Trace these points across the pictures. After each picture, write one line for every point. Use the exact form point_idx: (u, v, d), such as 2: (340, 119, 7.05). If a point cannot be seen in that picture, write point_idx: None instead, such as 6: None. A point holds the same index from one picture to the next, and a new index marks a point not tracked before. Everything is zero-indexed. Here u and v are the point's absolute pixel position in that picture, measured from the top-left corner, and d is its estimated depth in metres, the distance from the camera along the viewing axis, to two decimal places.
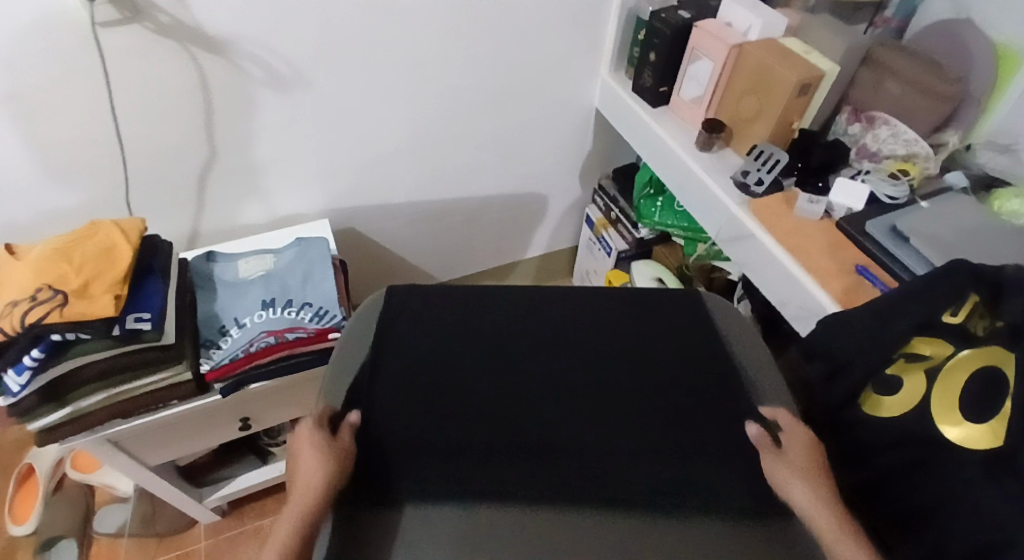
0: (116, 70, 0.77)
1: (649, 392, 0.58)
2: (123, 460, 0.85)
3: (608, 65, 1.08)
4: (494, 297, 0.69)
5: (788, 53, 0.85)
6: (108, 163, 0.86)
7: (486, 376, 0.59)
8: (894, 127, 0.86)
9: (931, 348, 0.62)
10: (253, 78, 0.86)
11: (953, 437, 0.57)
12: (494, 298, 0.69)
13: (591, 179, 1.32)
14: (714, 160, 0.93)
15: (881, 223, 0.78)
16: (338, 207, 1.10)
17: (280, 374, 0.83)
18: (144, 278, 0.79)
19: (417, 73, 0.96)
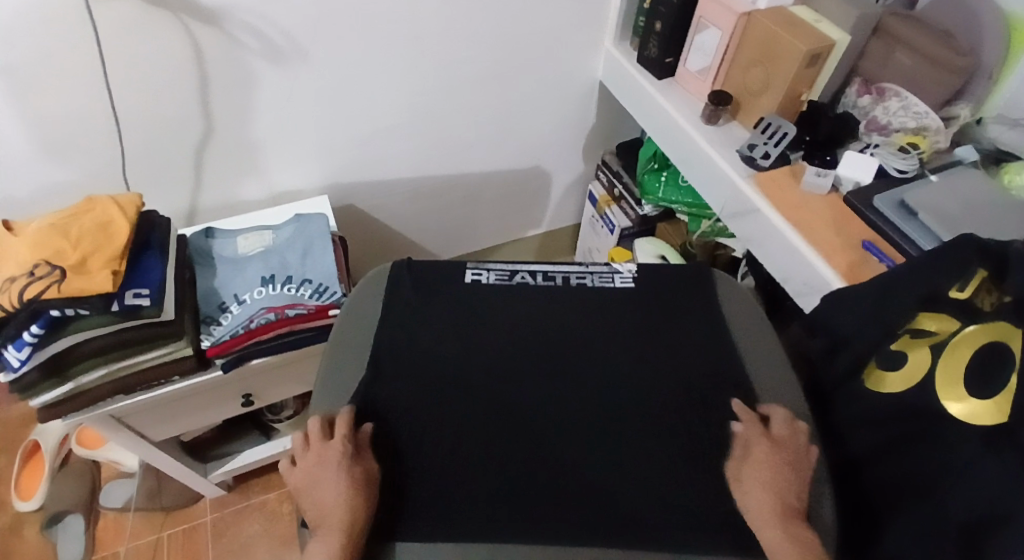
0: (110, 42, 0.75)
1: (650, 359, 0.62)
2: (128, 436, 0.86)
3: (612, 36, 1.06)
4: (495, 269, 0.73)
5: (797, 21, 0.83)
6: (104, 138, 0.85)
7: (499, 338, 0.63)
8: (906, 98, 0.84)
9: (936, 324, 0.62)
10: (249, 50, 0.84)
11: (956, 412, 0.57)
12: (493, 269, 0.73)
13: (593, 155, 1.30)
14: (720, 133, 0.91)
15: (888, 197, 0.76)
16: (337, 184, 1.09)
17: (280, 350, 0.83)
18: (142, 254, 0.78)
19: (416, 45, 0.94)
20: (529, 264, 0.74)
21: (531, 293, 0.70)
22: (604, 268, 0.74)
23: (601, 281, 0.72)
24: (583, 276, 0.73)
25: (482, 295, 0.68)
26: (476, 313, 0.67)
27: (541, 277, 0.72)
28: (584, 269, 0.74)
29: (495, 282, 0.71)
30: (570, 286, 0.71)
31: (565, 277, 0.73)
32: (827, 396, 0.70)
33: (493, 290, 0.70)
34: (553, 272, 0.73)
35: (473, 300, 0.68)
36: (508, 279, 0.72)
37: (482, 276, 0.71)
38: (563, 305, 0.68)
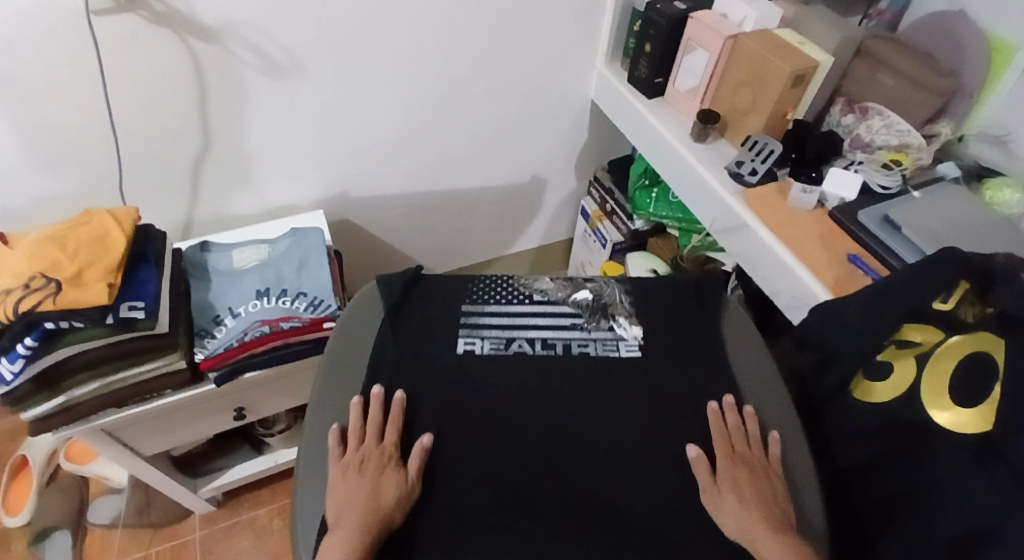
0: (110, 58, 0.76)
1: (640, 374, 0.63)
2: (118, 449, 0.85)
3: (604, 56, 1.08)
4: (492, 286, 0.73)
5: (782, 44, 0.85)
6: (103, 152, 0.86)
7: (495, 358, 0.64)
8: (887, 118, 0.86)
9: (921, 335, 0.64)
10: (249, 66, 0.85)
11: (942, 421, 0.58)
12: (489, 302, 0.70)
13: (586, 171, 1.32)
14: (709, 150, 0.93)
15: (873, 212, 0.78)
16: (333, 199, 1.10)
17: (276, 363, 0.83)
18: (138, 266, 0.79)
19: (414, 62, 0.96)
20: (527, 330, 0.68)
21: (527, 365, 0.63)
22: (608, 334, 0.68)
23: (604, 350, 0.66)
24: (585, 343, 0.67)
25: (477, 317, 0.68)
26: (470, 334, 0.67)
27: (540, 345, 0.66)
28: (586, 333, 0.68)
29: (490, 352, 0.65)
30: (571, 355, 0.65)
31: (566, 345, 0.67)
32: (817, 408, 0.71)
33: (489, 362, 0.64)
34: (554, 338, 0.67)
35: (467, 321, 0.68)
36: (505, 349, 0.65)
37: (476, 346, 0.65)
38: (559, 342, 0.67)
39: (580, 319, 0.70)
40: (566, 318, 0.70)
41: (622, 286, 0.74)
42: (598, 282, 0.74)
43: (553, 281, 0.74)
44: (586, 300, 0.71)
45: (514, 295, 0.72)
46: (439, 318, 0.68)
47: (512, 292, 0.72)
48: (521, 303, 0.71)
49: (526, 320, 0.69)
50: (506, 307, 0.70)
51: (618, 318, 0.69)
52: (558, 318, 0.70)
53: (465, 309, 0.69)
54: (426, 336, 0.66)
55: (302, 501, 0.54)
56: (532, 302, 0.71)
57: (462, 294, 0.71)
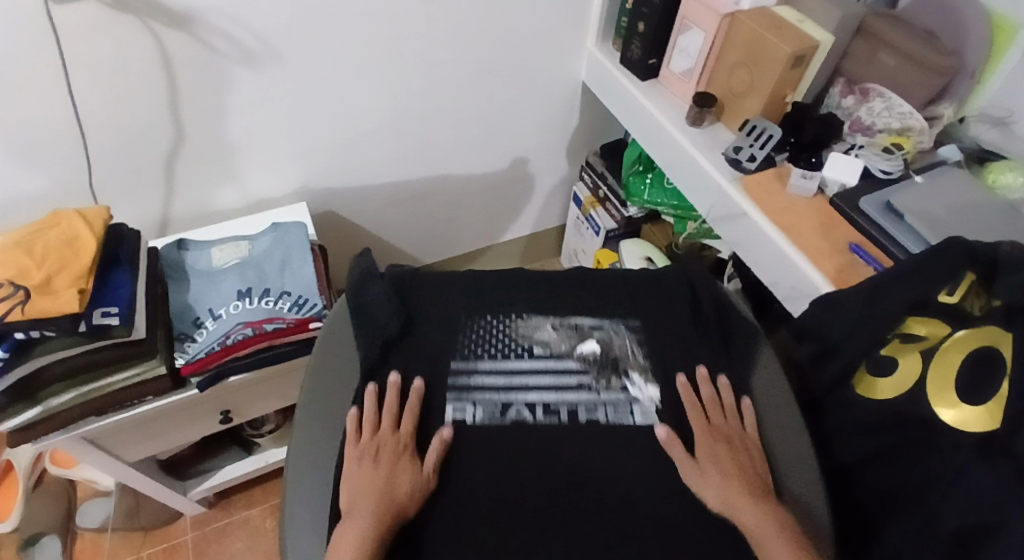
0: (72, 48, 0.71)
1: (646, 373, 0.61)
2: (100, 457, 0.83)
3: (595, 37, 1.04)
4: (486, 277, 0.68)
5: (781, 23, 0.82)
6: (70, 148, 0.81)
7: (490, 361, 0.61)
8: (889, 99, 0.83)
9: (924, 328, 0.62)
10: (222, 54, 0.81)
11: (947, 419, 0.56)
12: (480, 336, 0.63)
13: (577, 156, 1.28)
14: (705, 135, 0.90)
15: (874, 199, 0.76)
16: (317, 190, 1.06)
17: (259, 367, 0.80)
18: (111, 270, 0.75)
19: (396, 45, 0.91)
20: (526, 393, 0.59)
21: (526, 441, 0.54)
22: (621, 397, 0.58)
23: (617, 416, 0.57)
24: (593, 409, 0.58)
25: (468, 312, 0.64)
26: (462, 332, 0.63)
27: (541, 411, 0.57)
28: (594, 395, 0.59)
29: (482, 422, 0.56)
30: (578, 425, 0.56)
31: (572, 411, 0.57)
32: (818, 404, 0.69)
33: (480, 435, 0.55)
34: (556, 403, 0.58)
35: (459, 320, 0.64)
36: (499, 417, 0.56)
37: (467, 414, 0.57)
38: (561, 397, 0.59)
39: (587, 378, 0.60)
40: (570, 377, 0.60)
41: (631, 322, 0.65)
42: (606, 329, 0.64)
43: (554, 328, 0.64)
44: (593, 354, 0.62)
45: (509, 348, 0.62)
46: (429, 356, 0.61)
47: (507, 344, 0.62)
48: (519, 357, 0.61)
49: (523, 367, 0.61)
50: (501, 364, 0.61)
51: (631, 376, 0.60)
52: (561, 377, 0.60)
53: (454, 367, 0.60)
54: (419, 333, 0.63)
55: (292, 505, 0.51)
56: (533, 356, 0.62)
57: (451, 348, 0.62)
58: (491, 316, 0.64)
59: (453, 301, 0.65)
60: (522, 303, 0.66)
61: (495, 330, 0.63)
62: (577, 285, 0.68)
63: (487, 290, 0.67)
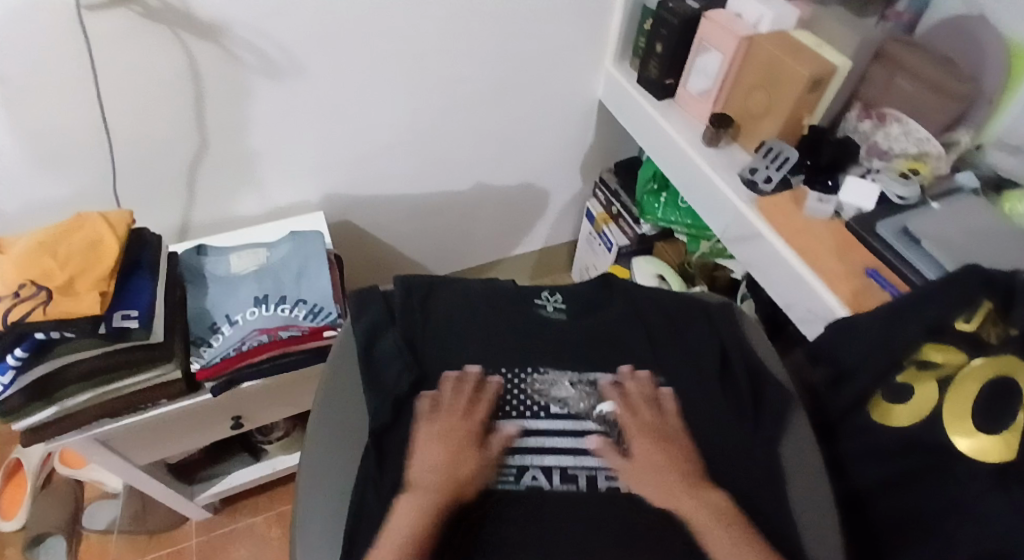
0: (103, 57, 0.73)
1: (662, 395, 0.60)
2: (111, 459, 0.83)
3: (613, 56, 1.05)
4: (500, 294, 0.70)
5: (799, 47, 0.83)
6: (96, 153, 0.83)
7: (502, 376, 0.61)
8: (907, 124, 0.83)
9: (942, 355, 0.61)
10: (247, 65, 0.83)
11: (963, 448, 0.56)
12: (495, 371, 0.61)
13: (591, 173, 1.29)
14: (721, 156, 0.90)
15: (891, 224, 0.76)
16: (334, 199, 1.08)
17: (273, 373, 0.81)
18: (131, 273, 0.76)
19: (417, 60, 0.93)
20: (543, 456, 0.56)
21: (541, 511, 0.51)
22: (645, 463, 0.55)
23: (640, 483, 0.53)
24: (614, 476, 0.54)
25: (483, 327, 0.65)
26: (476, 347, 0.63)
27: (559, 476, 0.54)
28: (615, 461, 0.56)
29: (494, 488, 0.52)
30: (598, 494, 0.52)
31: (592, 476, 0.54)
32: (833, 428, 0.69)
33: (492, 502, 0.51)
34: (575, 468, 0.55)
35: (473, 337, 0.64)
36: (513, 483, 0.53)
37: (480, 476, 0.53)
38: (578, 453, 0.56)
39: (608, 442, 0.57)
40: (591, 440, 0.57)
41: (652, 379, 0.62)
42: (629, 386, 0.61)
43: (573, 385, 0.61)
44: (614, 414, 0.58)
45: (525, 405, 0.59)
46: (444, 371, 0.61)
47: (523, 402, 0.59)
48: (534, 416, 0.58)
49: (538, 416, 0.58)
50: (515, 422, 0.58)
51: (656, 440, 0.57)
52: (581, 441, 0.57)
53: (465, 424, 0.57)
54: (433, 347, 0.63)
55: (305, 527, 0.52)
56: (550, 414, 0.58)
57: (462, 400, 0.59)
58: (505, 370, 0.62)
59: (463, 350, 0.63)
60: (539, 355, 0.63)
61: (509, 383, 0.60)
62: (595, 337, 0.66)
63: (502, 341, 0.64)
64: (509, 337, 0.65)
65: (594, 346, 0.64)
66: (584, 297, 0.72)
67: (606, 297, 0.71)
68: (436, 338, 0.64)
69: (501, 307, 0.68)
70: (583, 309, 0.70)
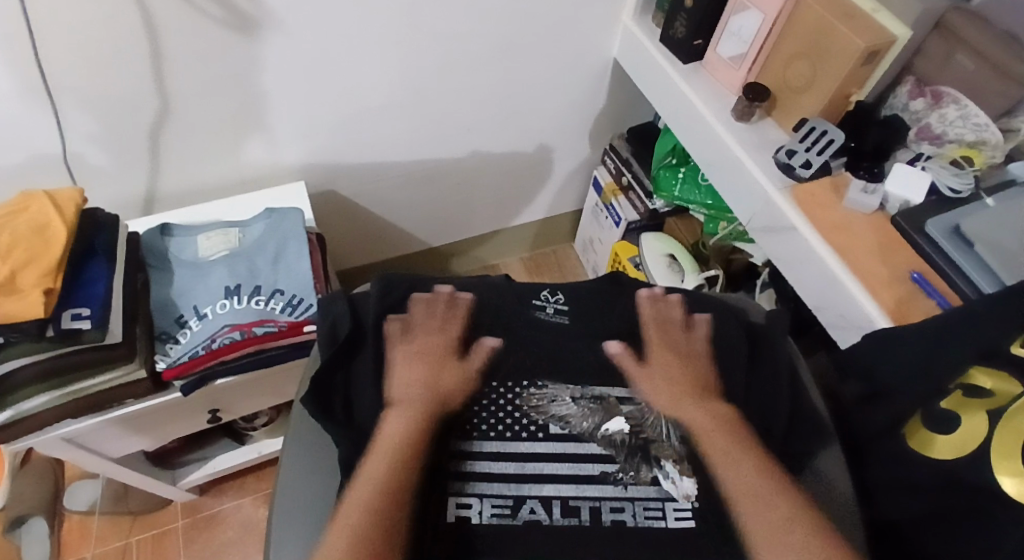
0: (34, 7, 0.61)
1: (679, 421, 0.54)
2: (82, 455, 0.78)
3: (633, 9, 0.93)
4: (492, 295, 0.63)
5: (855, 10, 0.71)
6: (40, 120, 0.72)
7: (493, 398, 0.55)
8: (965, 106, 0.73)
9: (993, 383, 0.54)
10: (210, 17, 0.71)
11: (1010, 491, 0.51)
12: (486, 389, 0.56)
13: (601, 138, 1.18)
14: (752, 133, 0.80)
15: (942, 221, 0.67)
16: (317, 170, 0.98)
17: (250, 369, 0.74)
18: (85, 262, 0.68)
19: (410, 14, 0.81)
20: (541, 485, 0.51)
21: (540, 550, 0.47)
22: (653, 491, 0.51)
23: (646, 518, 0.49)
24: (620, 508, 0.50)
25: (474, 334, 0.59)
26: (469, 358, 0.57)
27: (559, 510, 0.50)
28: (622, 490, 0.51)
29: (489, 523, 0.48)
30: (603, 530, 0.49)
31: (595, 509, 0.50)
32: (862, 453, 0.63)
33: (486, 543, 0.47)
34: (577, 499, 0.51)
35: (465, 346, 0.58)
36: (510, 517, 0.49)
37: (472, 510, 0.49)
38: (577, 479, 0.52)
39: (613, 467, 0.52)
40: (593, 465, 0.53)
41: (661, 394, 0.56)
42: (636, 404, 0.56)
43: (574, 401, 0.56)
44: (620, 436, 0.54)
45: (520, 425, 0.54)
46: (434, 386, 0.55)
47: (519, 421, 0.54)
48: (533, 438, 0.54)
49: (535, 437, 0.54)
50: (511, 446, 0.53)
51: (664, 466, 0.52)
52: (583, 465, 0.53)
53: (458, 449, 0.52)
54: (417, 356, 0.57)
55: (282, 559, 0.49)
56: (548, 435, 0.54)
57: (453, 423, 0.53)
58: (499, 384, 0.56)
59: (453, 360, 0.57)
60: (537, 367, 0.58)
61: (506, 402, 0.55)
62: (596, 345, 0.59)
63: (495, 353, 0.58)
64: (505, 345, 0.59)
65: (598, 354, 0.59)
66: (592, 299, 0.64)
67: (613, 298, 0.64)
68: (409, 349, 0.57)
69: (495, 312, 0.61)
70: (589, 312, 0.63)
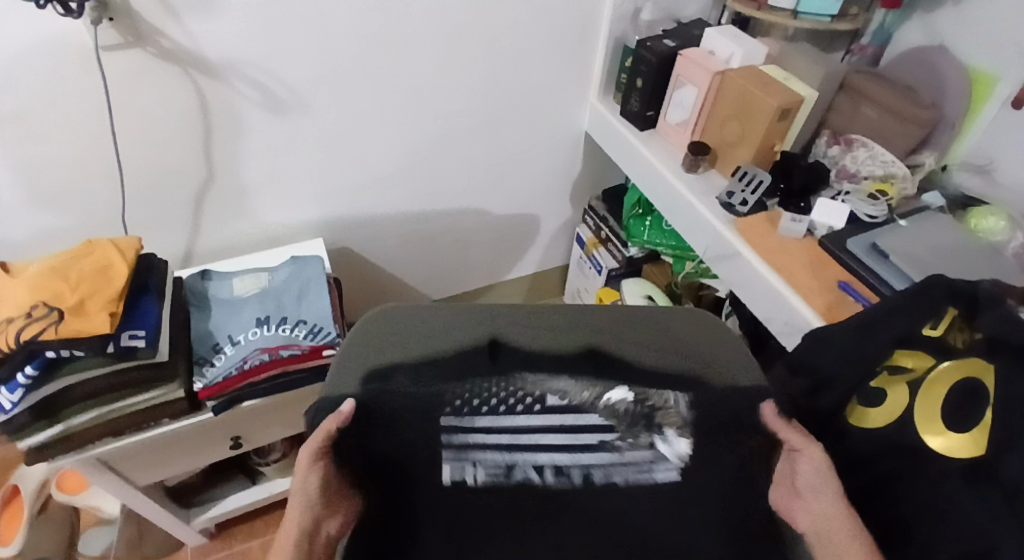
0: (115, 90, 0.78)
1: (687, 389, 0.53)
2: (112, 481, 0.85)
3: (597, 90, 1.12)
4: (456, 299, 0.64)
5: (770, 80, 0.89)
6: (105, 183, 0.87)
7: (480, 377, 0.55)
8: (872, 148, 0.89)
9: (911, 361, 0.63)
10: (250, 99, 0.88)
11: (935, 447, 0.57)
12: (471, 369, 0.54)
13: (580, 200, 1.34)
14: (700, 181, 0.96)
15: (861, 240, 0.80)
16: (332, 228, 1.12)
17: (274, 392, 0.84)
18: (139, 297, 0.79)
19: (414, 96, 0.99)
20: (534, 454, 0.54)
21: (524, 504, 0.54)
22: (646, 453, 0.53)
23: (635, 477, 0.54)
24: (608, 469, 0.54)
25: (452, 333, 0.60)
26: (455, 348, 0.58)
27: (550, 473, 0.54)
28: (615, 454, 0.54)
29: (485, 482, 0.54)
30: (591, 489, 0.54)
31: (584, 472, 0.54)
32: None
33: (483, 499, 0.54)
34: (569, 465, 0.54)
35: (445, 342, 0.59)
36: (504, 478, 0.54)
37: (468, 475, 0.53)
38: (565, 451, 0.54)
39: (610, 435, 0.53)
40: (592, 435, 0.54)
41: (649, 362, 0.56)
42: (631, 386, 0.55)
43: (570, 387, 0.53)
44: (624, 404, 0.53)
45: (516, 399, 0.53)
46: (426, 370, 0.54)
47: (507, 396, 0.52)
48: (529, 413, 0.53)
49: (527, 417, 0.53)
50: (507, 420, 0.53)
51: (666, 432, 0.52)
52: (580, 435, 0.54)
53: (449, 423, 0.52)
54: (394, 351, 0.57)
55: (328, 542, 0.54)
56: (544, 407, 0.53)
57: (444, 400, 0.52)
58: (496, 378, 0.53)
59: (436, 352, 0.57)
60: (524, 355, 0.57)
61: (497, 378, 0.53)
62: (587, 342, 0.60)
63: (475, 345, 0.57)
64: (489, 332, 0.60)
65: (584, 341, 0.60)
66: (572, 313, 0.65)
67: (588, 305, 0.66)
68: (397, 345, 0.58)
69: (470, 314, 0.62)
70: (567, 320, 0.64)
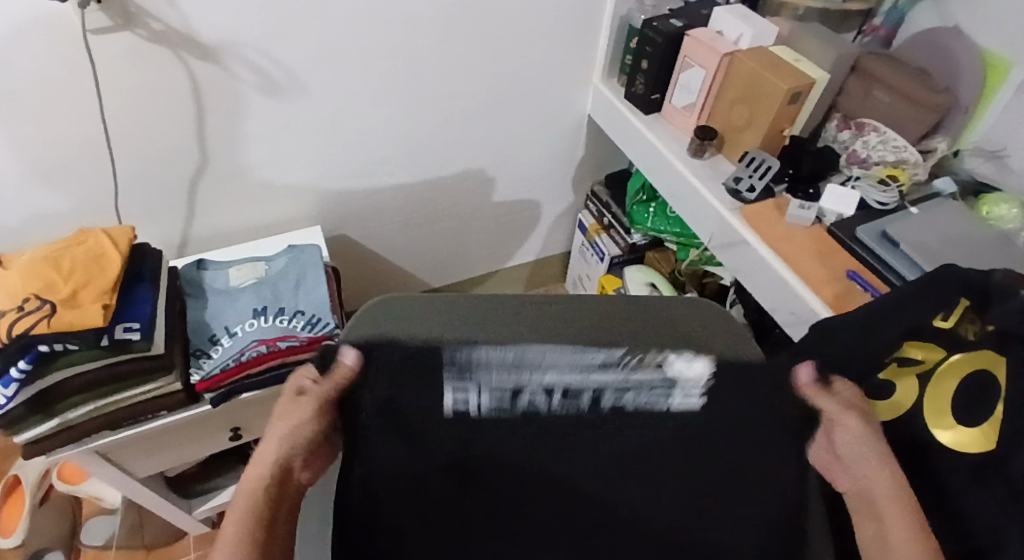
0: (104, 74, 0.75)
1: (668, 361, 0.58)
2: (111, 473, 0.84)
3: (601, 72, 1.09)
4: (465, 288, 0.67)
5: (779, 62, 0.86)
6: (97, 170, 0.85)
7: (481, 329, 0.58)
8: (884, 133, 0.86)
9: (922, 352, 0.59)
10: (245, 82, 0.85)
11: (945, 441, 0.55)
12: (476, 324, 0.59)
13: (583, 185, 1.32)
14: (706, 166, 0.93)
15: (871, 228, 0.78)
16: (331, 215, 1.10)
17: (273, 382, 0.82)
18: (133, 286, 0.78)
19: (414, 79, 0.96)
20: (542, 370, 0.53)
21: (532, 433, 0.53)
22: (657, 376, 0.53)
23: (648, 400, 0.53)
24: (623, 393, 0.53)
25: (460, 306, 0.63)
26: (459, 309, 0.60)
27: (558, 395, 0.53)
28: (625, 374, 0.53)
29: (489, 413, 0.53)
30: (603, 413, 0.53)
31: (597, 395, 0.53)
32: None
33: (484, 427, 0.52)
34: (580, 385, 0.53)
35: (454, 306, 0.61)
36: (509, 406, 0.52)
37: (470, 401, 0.52)
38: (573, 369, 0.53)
39: (617, 354, 0.54)
40: (597, 354, 0.54)
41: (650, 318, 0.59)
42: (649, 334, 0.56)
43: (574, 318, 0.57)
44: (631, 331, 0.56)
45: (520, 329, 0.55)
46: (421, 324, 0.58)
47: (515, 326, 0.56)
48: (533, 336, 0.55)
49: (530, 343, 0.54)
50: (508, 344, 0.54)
51: (670, 356, 0.54)
52: (586, 352, 0.54)
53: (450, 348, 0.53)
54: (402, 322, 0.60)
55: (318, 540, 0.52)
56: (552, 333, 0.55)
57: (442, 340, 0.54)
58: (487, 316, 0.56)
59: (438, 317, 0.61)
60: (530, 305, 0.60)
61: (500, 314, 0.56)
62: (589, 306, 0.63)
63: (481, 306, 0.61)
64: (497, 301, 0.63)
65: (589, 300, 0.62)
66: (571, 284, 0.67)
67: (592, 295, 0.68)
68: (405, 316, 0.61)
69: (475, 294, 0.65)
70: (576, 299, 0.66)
